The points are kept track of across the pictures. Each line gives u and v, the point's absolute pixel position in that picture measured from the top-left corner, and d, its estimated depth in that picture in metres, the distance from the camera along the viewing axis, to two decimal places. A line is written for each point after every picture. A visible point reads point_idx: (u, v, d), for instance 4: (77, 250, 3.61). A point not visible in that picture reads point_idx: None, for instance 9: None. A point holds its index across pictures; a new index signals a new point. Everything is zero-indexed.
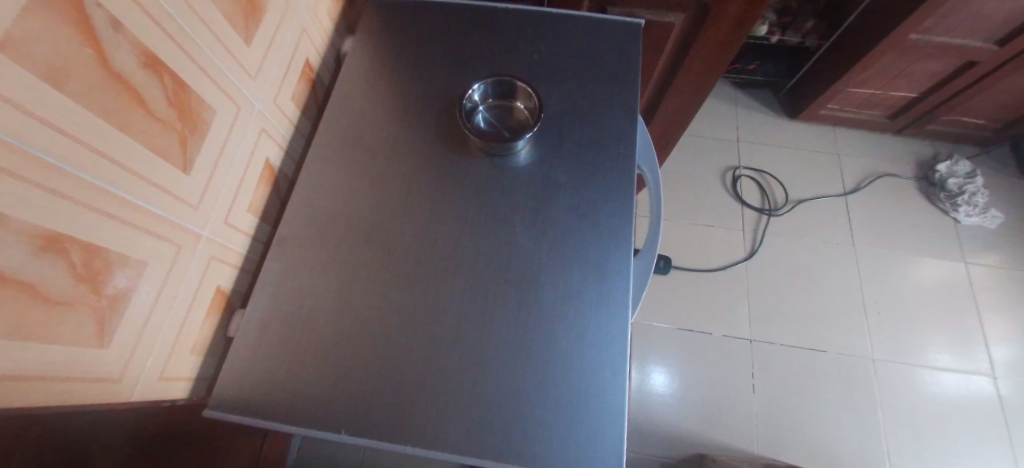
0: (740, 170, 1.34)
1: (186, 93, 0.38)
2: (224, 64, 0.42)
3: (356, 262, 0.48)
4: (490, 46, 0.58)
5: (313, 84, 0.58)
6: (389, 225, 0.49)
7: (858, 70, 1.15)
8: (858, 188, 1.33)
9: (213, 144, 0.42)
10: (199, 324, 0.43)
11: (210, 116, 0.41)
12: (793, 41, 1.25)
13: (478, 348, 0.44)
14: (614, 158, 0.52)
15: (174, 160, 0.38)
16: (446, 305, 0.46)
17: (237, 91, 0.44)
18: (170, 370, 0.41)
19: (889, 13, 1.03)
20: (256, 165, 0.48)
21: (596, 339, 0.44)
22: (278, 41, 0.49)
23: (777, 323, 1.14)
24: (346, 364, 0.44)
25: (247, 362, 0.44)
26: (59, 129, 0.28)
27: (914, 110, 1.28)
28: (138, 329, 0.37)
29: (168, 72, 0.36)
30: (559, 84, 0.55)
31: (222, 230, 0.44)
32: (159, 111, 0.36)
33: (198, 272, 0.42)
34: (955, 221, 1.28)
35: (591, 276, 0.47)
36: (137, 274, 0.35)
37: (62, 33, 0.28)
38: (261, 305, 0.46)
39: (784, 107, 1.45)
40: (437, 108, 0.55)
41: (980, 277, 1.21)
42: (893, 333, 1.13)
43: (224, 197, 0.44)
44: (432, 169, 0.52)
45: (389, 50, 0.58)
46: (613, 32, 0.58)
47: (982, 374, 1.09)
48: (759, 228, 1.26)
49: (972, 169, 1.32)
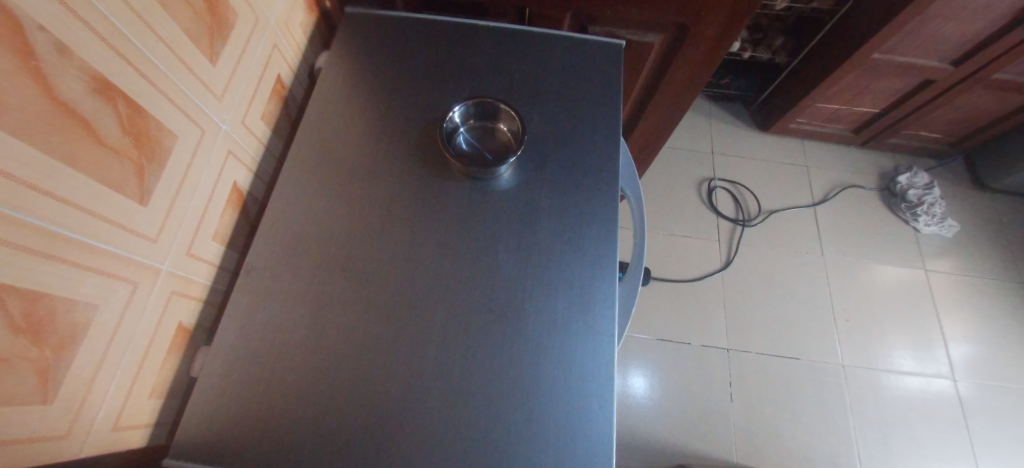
0: (715, 182, 1.37)
1: (143, 119, 0.35)
2: (187, 85, 0.39)
3: (331, 291, 0.45)
4: (470, 65, 0.56)
5: (285, 101, 0.55)
6: (365, 252, 0.47)
7: (825, 86, 1.20)
8: (826, 198, 1.38)
9: (175, 172, 0.39)
10: (159, 364, 0.40)
11: (171, 142, 0.38)
12: (763, 57, 1.29)
13: (462, 382, 0.42)
14: (596, 181, 0.51)
15: (129, 192, 0.35)
16: (427, 338, 0.44)
17: (202, 113, 0.41)
18: (125, 418, 0.37)
19: (852, 33, 1.07)
20: (222, 190, 0.45)
21: (583, 368, 0.43)
22: (247, 58, 0.47)
23: (753, 332, 1.17)
24: (321, 403, 0.41)
25: (213, 403, 0.41)
26: None
27: (876, 124, 1.34)
28: (88, 377, 0.33)
29: (121, 96, 0.33)
30: (542, 106, 0.54)
31: (184, 262, 0.41)
32: (112, 140, 0.33)
33: (157, 309, 0.39)
34: (916, 230, 1.34)
35: (576, 304, 0.46)
36: (87, 318, 0.32)
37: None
38: (228, 340, 0.43)
39: (756, 120, 1.50)
40: (416, 128, 0.53)
41: (939, 282, 1.27)
42: (861, 339, 1.18)
43: (186, 226, 0.41)
44: (411, 192, 0.50)
45: (366, 67, 0.56)
46: (594, 52, 0.58)
47: (943, 377, 1.14)
48: (734, 238, 1.29)
49: (930, 180, 1.39)
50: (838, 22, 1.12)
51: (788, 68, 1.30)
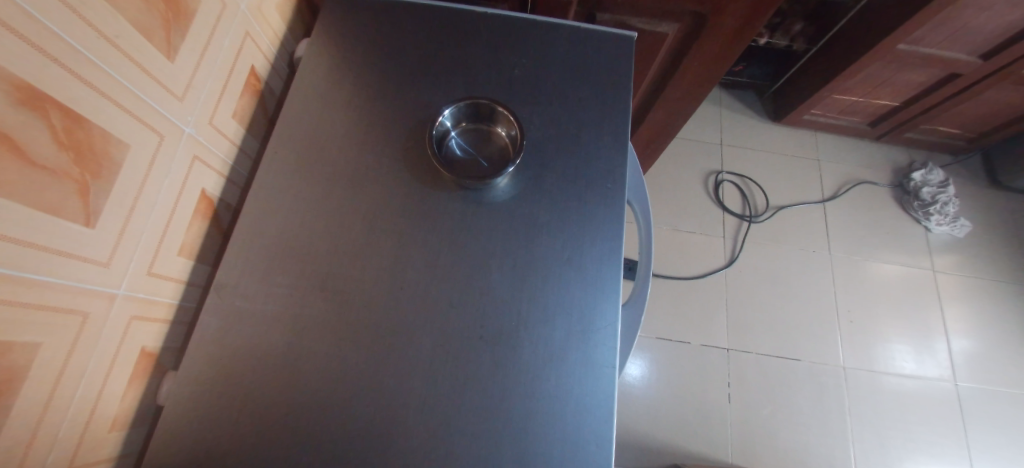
0: (722, 175, 1.32)
1: (84, 129, 0.31)
2: (141, 86, 0.34)
3: (308, 314, 0.41)
4: (464, 59, 0.51)
5: (260, 94, 0.50)
6: (346, 272, 0.43)
7: (843, 77, 1.13)
8: (836, 195, 1.33)
9: (129, 186, 0.35)
10: (119, 393, 0.37)
11: (124, 152, 0.34)
12: (780, 43, 1.21)
13: (448, 417, 0.39)
14: (601, 194, 0.47)
15: (72, 216, 0.31)
16: (412, 367, 0.40)
17: (161, 117, 0.37)
18: (83, 455, 0.35)
19: (876, 21, 1.01)
20: (189, 200, 0.41)
21: (580, 405, 0.40)
22: (213, 51, 0.41)
23: (754, 333, 1.14)
24: (294, 438, 0.38)
25: (178, 434, 0.38)
26: None
27: (894, 118, 1.28)
28: (34, 420, 0.31)
29: (54, 106, 0.29)
30: (544, 107, 0.50)
31: (145, 283, 0.38)
32: (45, 158, 0.29)
33: (115, 336, 0.36)
34: (926, 230, 1.30)
35: (576, 332, 0.42)
36: (25, 358, 0.29)
37: None
38: (196, 366, 0.40)
39: (768, 110, 1.43)
40: (404, 130, 0.48)
41: (946, 284, 1.24)
42: (863, 340, 1.16)
43: (145, 244, 0.37)
44: (399, 204, 0.45)
45: (350, 59, 0.51)
46: (603, 46, 0.53)
47: (944, 380, 1.13)
48: (739, 235, 1.25)
49: (945, 178, 1.34)
50: (862, 9, 1.04)
51: (806, 55, 1.23)
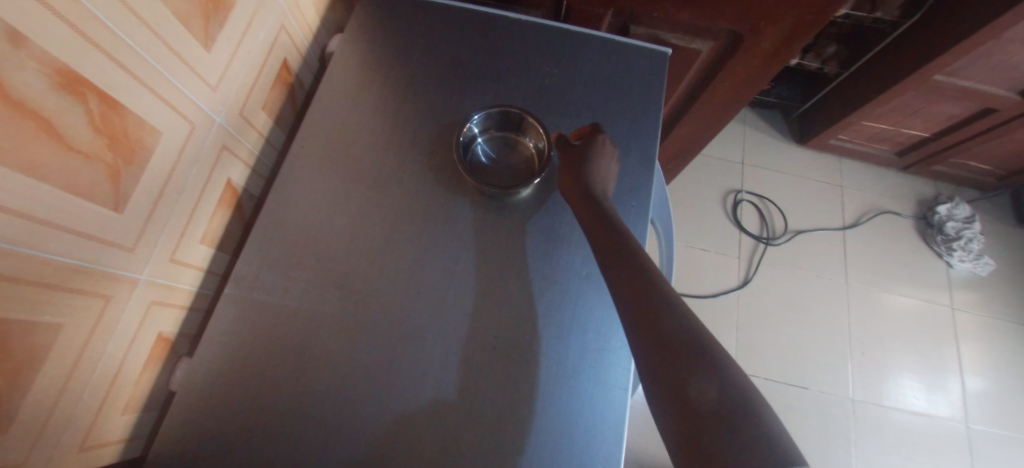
0: (742, 195, 1.31)
1: (120, 115, 0.31)
2: (177, 76, 0.35)
3: (324, 313, 0.41)
4: (496, 66, 0.51)
5: (290, 87, 0.50)
6: (365, 271, 0.43)
7: (874, 103, 1.11)
8: (857, 223, 1.31)
9: (157, 172, 0.35)
10: (135, 375, 0.38)
11: (156, 139, 0.34)
12: (811, 65, 1.18)
13: (453, 426, 0.38)
14: (625, 211, 0.46)
15: (102, 200, 0.31)
16: (423, 374, 0.40)
17: (194, 106, 0.37)
18: (95, 437, 0.35)
19: (915, 49, 0.98)
20: (214, 188, 0.42)
21: (589, 425, 0.39)
22: (248, 42, 0.42)
23: (763, 357, 1.13)
24: (301, 436, 0.38)
25: (186, 421, 0.38)
26: None
27: (923, 149, 1.26)
28: (51, 401, 0.31)
29: (93, 91, 0.29)
30: (572, 119, 0.49)
31: (166, 269, 0.38)
32: (81, 141, 0.29)
33: (135, 320, 0.36)
34: (948, 265, 1.26)
35: (591, 348, 0.41)
36: (47, 339, 0.30)
37: None
38: (209, 355, 0.40)
39: (793, 131, 1.41)
40: (431, 133, 0.48)
41: (964, 322, 1.21)
42: (874, 373, 1.13)
43: (170, 231, 0.38)
44: (420, 208, 0.45)
45: (382, 58, 0.50)
46: (636, 60, 0.52)
47: (956, 420, 1.10)
48: (755, 256, 1.23)
49: (971, 213, 1.30)
50: (899, 37, 1.02)
51: (837, 79, 1.20)
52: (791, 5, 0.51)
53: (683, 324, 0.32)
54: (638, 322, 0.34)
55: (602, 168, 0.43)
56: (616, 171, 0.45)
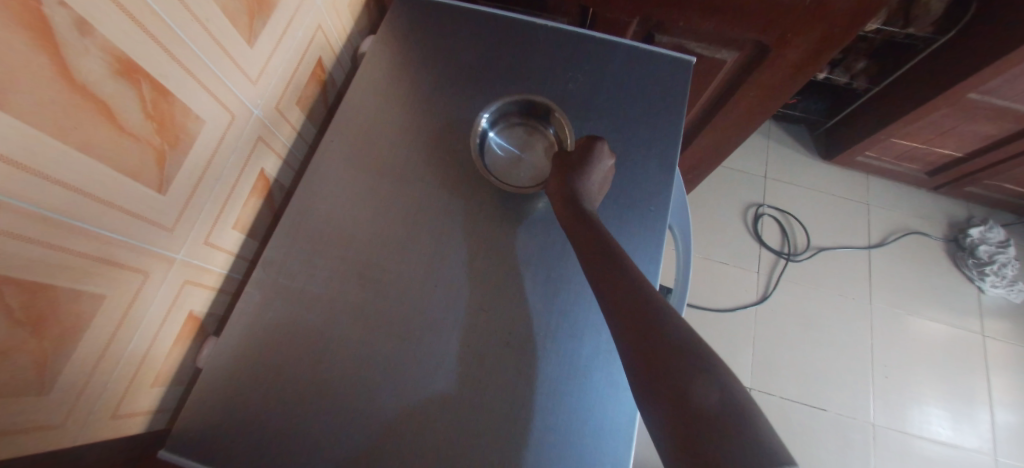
0: (763, 208, 1.29)
1: (169, 102, 0.33)
2: (221, 68, 0.37)
3: (346, 300, 0.43)
4: (520, 69, 0.52)
5: (323, 84, 0.52)
6: (386, 262, 0.44)
7: (904, 120, 1.09)
8: (883, 242, 1.27)
9: (199, 159, 0.37)
10: (167, 349, 0.40)
11: (198, 126, 0.36)
12: (840, 80, 1.16)
13: (465, 417, 0.39)
14: (644, 216, 0.46)
15: (148, 181, 0.33)
16: (438, 364, 0.41)
17: (234, 97, 0.39)
18: (125, 406, 0.37)
19: (949, 66, 0.96)
20: (249, 177, 0.44)
21: (598, 424, 0.39)
22: (287, 40, 0.44)
23: (780, 375, 1.10)
24: (317, 418, 0.39)
25: (210, 396, 0.40)
26: (14, 161, 0.24)
27: (956, 169, 1.22)
28: (88, 368, 0.33)
29: (146, 78, 0.31)
30: (594, 123, 0.50)
31: (200, 251, 0.40)
32: (133, 125, 0.31)
33: (169, 297, 0.38)
34: (979, 290, 1.22)
35: (603, 350, 0.41)
36: (90, 308, 0.32)
37: (23, 47, 0.23)
38: (235, 336, 0.42)
39: (818, 146, 1.39)
40: (456, 132, 0.49)
41: (996, 351, 1.16)
42: (897, 398, 1.09)
43: (206, 215, 0.40)
44: (442, 203, 0.46)
45: (411, 59, 0.52)
46: (660, 67, 0.52)
47: (983, 452, 1.06)
48: (775, 272, 1.21)
49: (1005, 237, 1.26)
50: (933, 54, 0.99)
51: (867, 95, 1.18)
52: (821, 17, 0.51)
53: (680, 326, 0.29)
54: (626, 326, 0.31)
55: (595, 182, 0.41)
56: (606, 188, 0.44)
